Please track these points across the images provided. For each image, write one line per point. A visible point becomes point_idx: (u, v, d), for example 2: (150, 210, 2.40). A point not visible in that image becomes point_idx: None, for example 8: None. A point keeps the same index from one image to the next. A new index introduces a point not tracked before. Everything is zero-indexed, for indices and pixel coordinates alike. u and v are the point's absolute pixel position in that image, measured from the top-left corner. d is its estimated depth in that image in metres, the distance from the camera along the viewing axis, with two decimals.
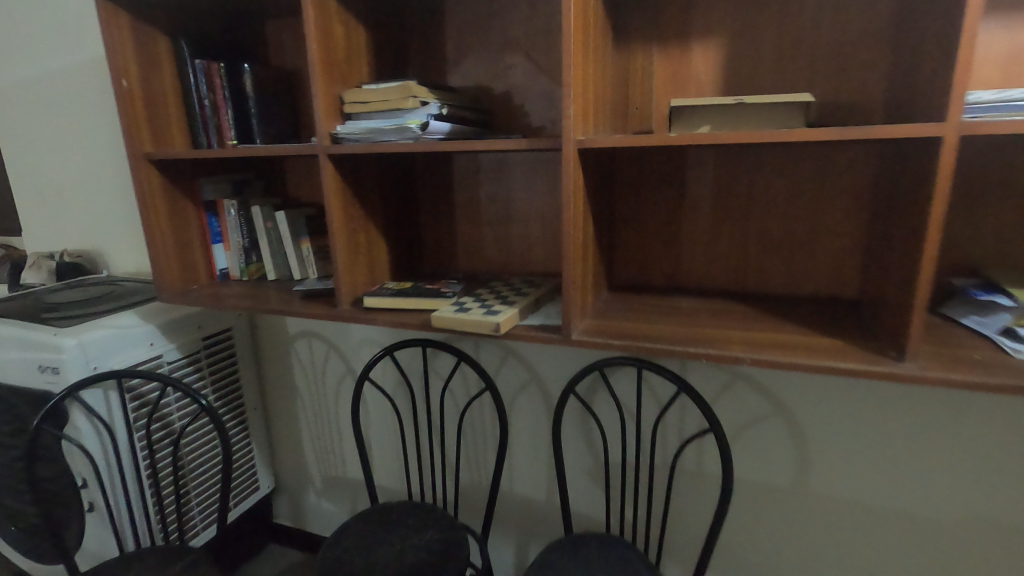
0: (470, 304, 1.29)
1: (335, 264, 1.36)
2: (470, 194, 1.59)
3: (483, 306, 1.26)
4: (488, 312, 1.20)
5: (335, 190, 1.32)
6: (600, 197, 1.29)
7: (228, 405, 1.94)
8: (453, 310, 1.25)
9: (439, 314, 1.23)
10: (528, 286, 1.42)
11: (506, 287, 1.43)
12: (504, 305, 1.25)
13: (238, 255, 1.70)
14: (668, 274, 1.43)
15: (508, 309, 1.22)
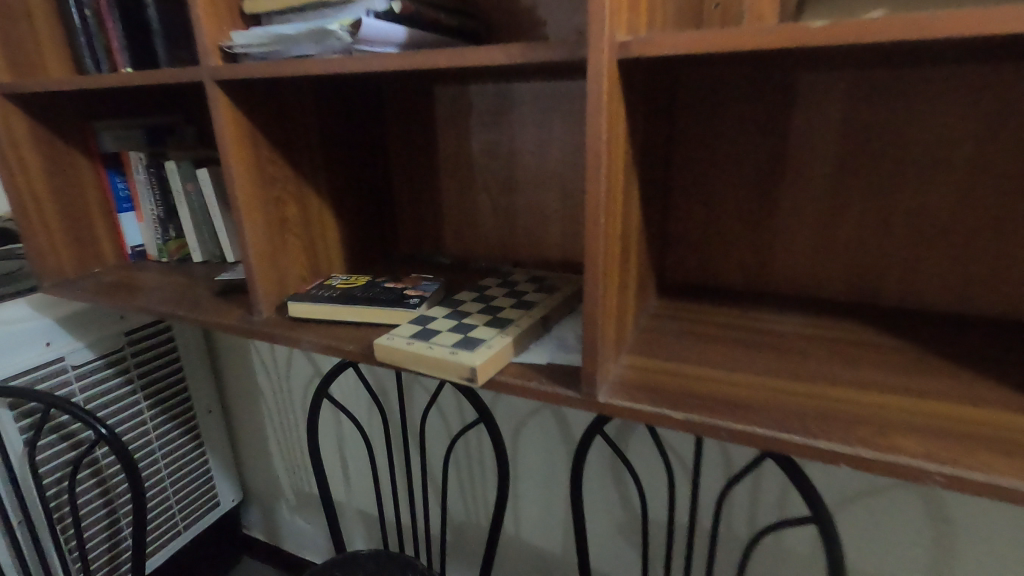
0: (441, 321, 0.82)
1: (244, 252, 0.91)
2: (458, 148, 1.11)
3: (458, 329, 0.79)
4: (460, 344, 0.74)
5: (235, 140, 0.85)
6: (650, 152, 0.79)
7: (169, 411, 1.57)
8: (411, 334, 0.79)
9: (385, 341, 0.77)
10: (534, 287, 0.94)
11: (501, 288, 0.95)
12: (491, 329, 0.78)
13: (154, 227, 1.26)
14: (750, 273, 0.93)
15: (494, 339, 0.75)
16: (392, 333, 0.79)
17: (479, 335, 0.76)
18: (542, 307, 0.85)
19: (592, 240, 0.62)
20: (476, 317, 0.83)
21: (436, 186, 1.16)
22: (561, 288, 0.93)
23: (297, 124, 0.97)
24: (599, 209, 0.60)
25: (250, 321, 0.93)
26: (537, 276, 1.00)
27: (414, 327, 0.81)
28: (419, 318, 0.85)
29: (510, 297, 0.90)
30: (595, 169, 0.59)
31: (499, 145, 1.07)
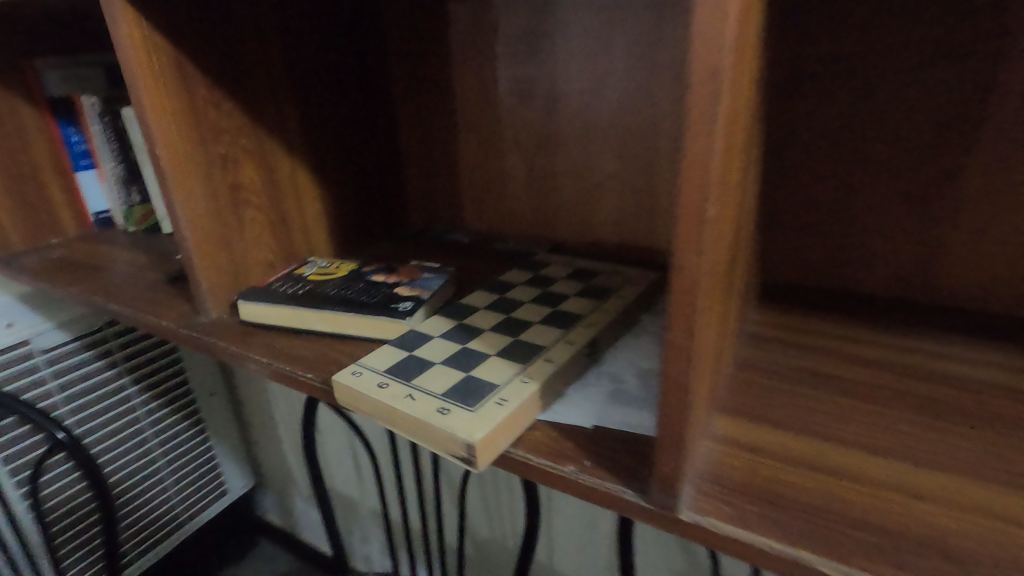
0: (438, 346, 0.55)
1: (179, 233, 0.66)
2: (480, 87, 0.82)
3: (459, 362, 0.52)
4: (456, 394, 0.47)
5: (148, 73, 0.59)
6: (772, 84, 0.48)
7: (163, 394, 1.37)
8: (390, 367, 0.52)
9: (349, 378, 0.51)
10: (577, 289, 0.66)
11: (530, 287, 0.67)
12: (508, 366, 0.50)
13: (117, 189, 1.04)
14: (905, 274, 0.62)
15: (510, 388, 0.47)
16: (363, 362, 0.53)
17: (488, 379, 0.49)
18: (588, 326, 0.56)
19: (685, 247, 0.33)
20: (489, 339, 0.56)
21: (453, 139, 0.88)
22: (617, 291, 0.64)
23: (253, 52, 0.70)
24: (706, 187, 0.31)
25: (193, 324, 0.69)
26: (583, 269, 0.71)
27: (398, 354, 0.54)
28: (408, 336, 0.58)
29: (541, 305, 0.62)
30: (702, 108, 0.30)
31: (536, 82, 0.77)
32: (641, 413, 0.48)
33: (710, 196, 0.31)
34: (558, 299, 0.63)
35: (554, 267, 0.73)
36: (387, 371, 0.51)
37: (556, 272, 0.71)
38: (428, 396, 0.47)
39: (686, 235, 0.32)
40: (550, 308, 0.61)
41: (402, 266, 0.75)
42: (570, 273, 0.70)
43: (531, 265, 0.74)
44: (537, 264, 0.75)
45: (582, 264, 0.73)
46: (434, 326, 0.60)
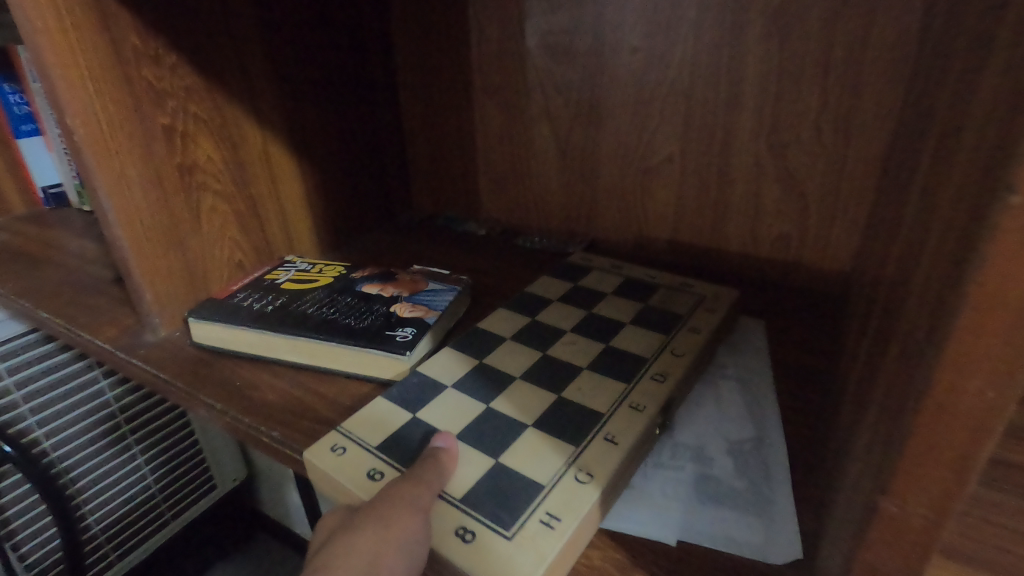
0: (452, 404, 0.40)
1: (110, 231, 0.50)
2: (504, 41, 0.64)
3: (480, 437, 0.36)
4: (480, 503, 0.31)
5: (49, 13, 0.43)
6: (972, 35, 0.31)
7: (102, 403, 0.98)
8: (387, 441, 0.37)
9: (329, 461, 0.36)
10: (631, 314, 0.50)
11: (568, 308, 0.51)
12: (555, 449, 0.35)
13: (69, 160, 0.87)
14: None
15: (561, 494, 0.32)
16: (348, 429, 0.38)
17: (525, 472, 0.33)
18: (660, 379, 0.41)
19: (974, 359, 0.17)
20: (523, 396, 0.40)
21: (466, 107, 0.71)
22: (686, 319, 0.48)
23: None
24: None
25: (135, 346, 0.54)
26: (636, 281, 0.55)
27: (398, 416, 0.39)
28: (412, 383, 0.42)
29: (588, 338, 0.46)
30: None
31: (577, 34, 0.59)
32: (745, 519, 0.34)
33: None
34: (609, 330, 0.47)
35: (598, 277, 0.56)
36: (381, 450, 0.36)
37: (601, 285, 0.55)
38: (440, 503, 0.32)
39: (978, 336, 0.16)
40: (600, 345, 0.45)
41: (402, 271, 0.59)
42: (620, 287, 0.54)
43: (568, 274, 0.57)
44: (574, 270, 0.58)
45: (631, 273, 0.57)
46: (442, 368, 0.44)
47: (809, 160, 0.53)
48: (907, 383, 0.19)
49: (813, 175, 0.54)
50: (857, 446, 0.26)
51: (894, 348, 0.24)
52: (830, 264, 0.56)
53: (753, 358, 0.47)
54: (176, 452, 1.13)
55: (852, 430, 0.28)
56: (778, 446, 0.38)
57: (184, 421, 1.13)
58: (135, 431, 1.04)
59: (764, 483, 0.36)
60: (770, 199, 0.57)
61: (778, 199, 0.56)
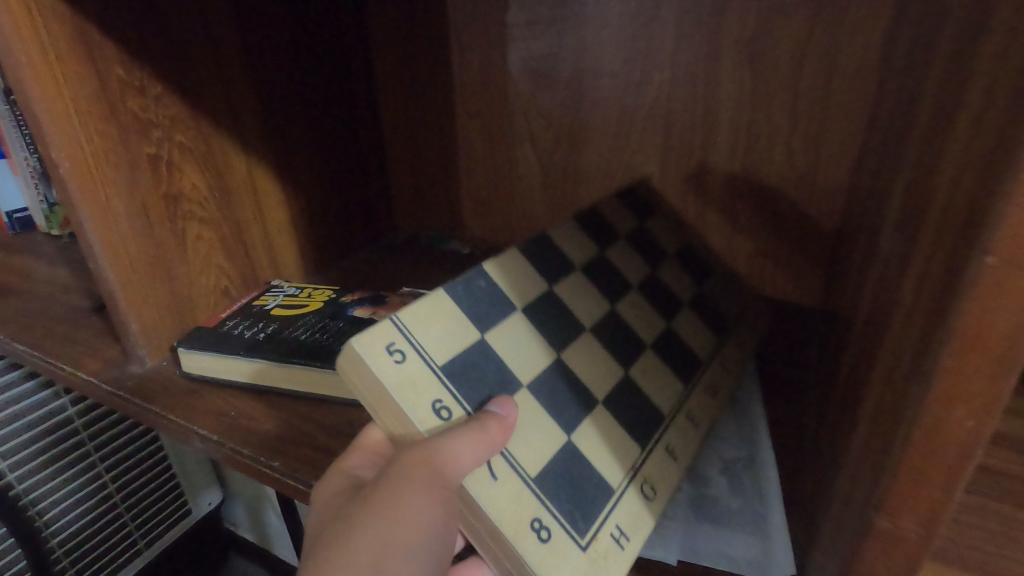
0: (522, 336, 0.36)
1: (94, 261, 0.49)
2: (485, 65, 0.65)
3: (552, 409, 0.34)
4: (559, 498, 0.32)
5: (33, 46, 0.42)
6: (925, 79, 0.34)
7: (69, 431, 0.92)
8: (453, 362, 0.32)
9: (391, 373, 0.29)
10: (691, 296, 0.51)
11: (636, 256, 0.49)
12: (620, 448, 0.36)
13: (36, 185, 0.83)
14: None
15: (627, 506, 0.34)
16: (410, 326, 0.31)
17: (600, 468, 0.34)
18: (710, 393, 0.44)
19: (965, 395, 0.19)
20: (591, 360, 0.39)
21: (449, 130, 0.72)
22: (732, 333, 0.51)
23: (192, 16, 0.52)
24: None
25: (122, 378, 0.54)
26: (692, 252, 0.55)
27: (466, 334, 0.33)
28: (481, 290, 0.36)
29: (650, 309, 0.46)
30: None
31: (557, 60, 0.61)
32: (742, 537, 0.36)
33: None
34: (665, 308, 0.48)
35: (659, 227, 0.54)
36: (450, 375, 0.31)
37: (663, 242, 0.53)
38: (522, 484, 0.31)
39: (964, 375, 0.18)
40: (662, 325, 0.46)
41: (393, 293, 0.60)
42: (681, 254, 0.54)
43: (635, 207, 0.53)
44: (642, 202, 0.54)
45: (688, 239, 0.57)
46: (512, 279, 0.38)
47: (781, 181, 0.57)
48: (898, 411, 0.21)
49: (785, 194, 0.57)
50: (847, 463, 0.28)
51: (877, 374, 0.26)
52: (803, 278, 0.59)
53: (739, 374, 0.50)
54: (149, 478, 1.07)
55: (840, 446, 0.30)
56: (770, 464, 0.41)
57: (159, 448, 1.07)
58: (107, 460, 0.98)
59: (758, 500, 0.38)
60: (745, 218, 0.59)
61: (752, 217, 0.59)
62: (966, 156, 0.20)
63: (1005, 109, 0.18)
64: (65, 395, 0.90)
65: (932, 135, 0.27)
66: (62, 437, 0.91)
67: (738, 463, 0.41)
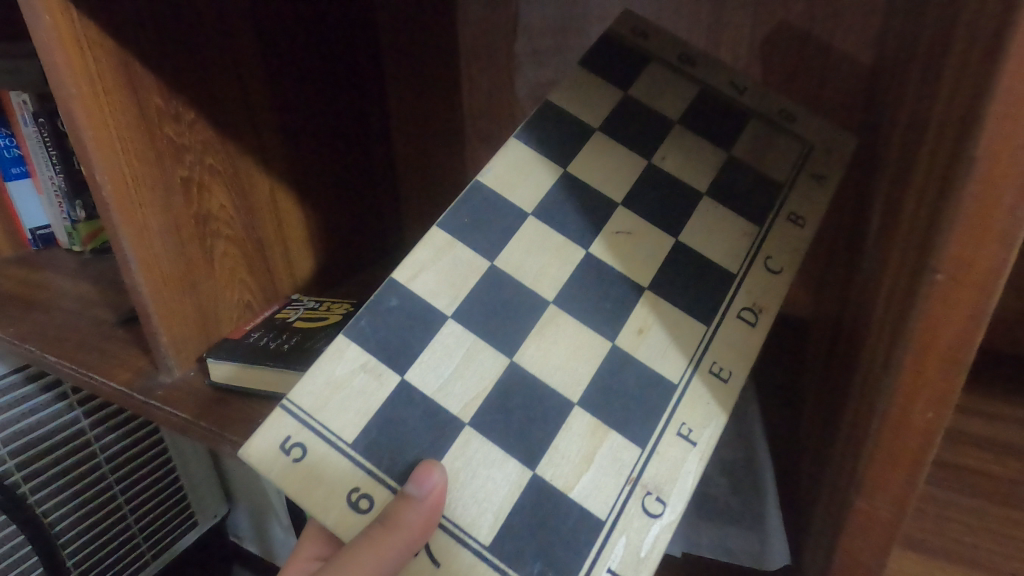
0: (455, 353, 0.38)
1: (131, 278, 0.52)
2: (494, 89, 0.69)
3: (505, 436, 0.36)
4: (528, 565, 0.34)
5: (83, 80, 0.44)
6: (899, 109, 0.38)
7: (79, 441, 0.92)
8: (357, 436, 0.36)
9: (297, 475, 0.35)
10: (710, 174, 0.46)
11: (616, 148, 0.46)
12: (609, 461, 0.36)
13: (58, 204, 0.83)
14: (1000, 324, 0.53)
15: (620, 543, 0.35)
16: (309, 416, 0.36)
17: (584, 501, 0.35)
18: (750, 319, 0.41)
19: (920, 390, 0.22)
20: (566, 338, 0.39)
21: (458, 151, 0.75)
22: (780, 207, 0.45)
23: (222, 46, 0.55)
24: (985, 310, 0.20)
25: (152, 388, 0.56)
26: (711, 99, 0.49)
27: (382, 381, 0.37)
28: (395, 316, 0.39)
29: (646, 230, 0.43)
30: (993, 202, 0.18)
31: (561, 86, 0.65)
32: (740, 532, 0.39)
33: (985, 324, 0.20)
34: (679, 214, 0.44)
35: (652, 86, 0.49)
36: (362, 451, 0.36)
37: (662, 110, 0.48)
38: (478, 560, 0.34)
39: (924, 376, 0.21)
40: (667, 245, 0.43)
41: None
42: (688, 117, 0.48)
43: (619, 73, 0.49)
44: (634, 65, 0.49)
45: (702, 78, 0.50)
46: (455, 272, 0.40)
47: None
48: (871, 409, 0.24)
49: None
50: (833, 459, 0.30)
51: (855, 374, 0.29)
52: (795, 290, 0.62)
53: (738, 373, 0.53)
54: (158, 488, 1.07)
55: (827, 443, 0.33)
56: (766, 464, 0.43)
57: (165, 460, 1.07)
58: (118, 473, 0.99)
59: (755, 497, 0.41)
60: None
61: None
62: (919, 188, 0.23)
63: (946, 148, 0.21)
64: (79, 407, 0.91)
65: (901, 161, 0.30)
66: (74, 447, 0.91)
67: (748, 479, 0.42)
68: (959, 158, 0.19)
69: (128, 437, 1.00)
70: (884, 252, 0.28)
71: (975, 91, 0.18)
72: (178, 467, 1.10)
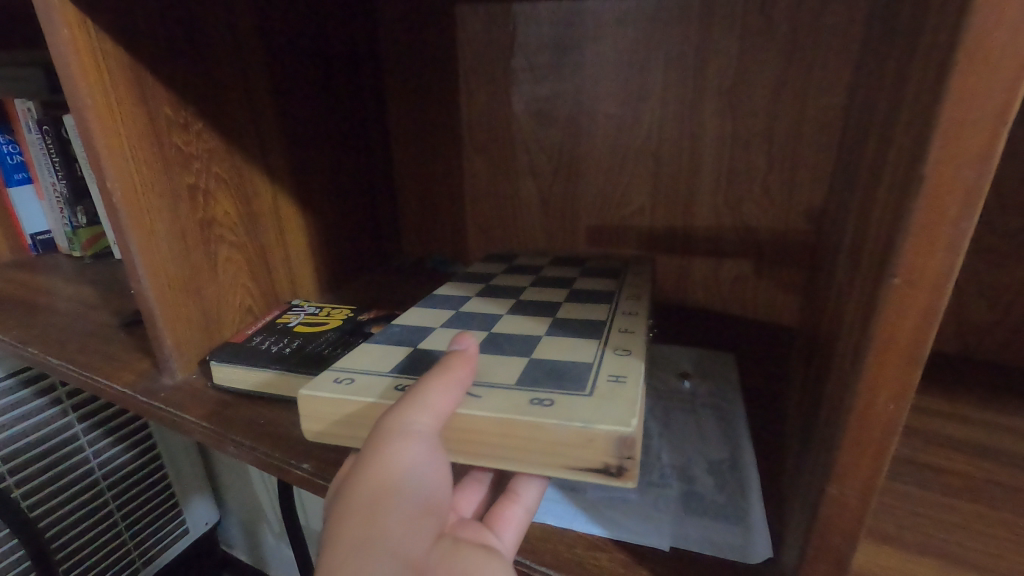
0: (447, 335, 0.45)
1: (137, 282, 0.52)
2: (491, 105, 0.71)
3: (499, 348, 0.42)
4: (545, 382, 0.36)
5: (97, 90, 0.46)
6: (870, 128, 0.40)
7: (72, 447, 0.91)
8: (391, 363, 0.41)
9: (342, 388, 0.38)
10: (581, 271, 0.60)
11: (514, 275, 0.60)
12: (582, 345, 0.41)
13: (59, 209, 0.84)
14: (972, 332, 0.56)
15: (612, 364, 0.38)
16: (343, 368, 0.41)
17: (569, 358, 0.39)
18: (635, 297, 0.51)
19: (882, 384, 0.24)
20: (523, 320, 0.47)
21: (455, 163, 0.77)
22: (626, 272, 0.59)
23: (230, 60, 0.57)
24: (937, 313, 0.22)
25: (155, 390, 0.57)
26: (567, 255, 0.67)
27: (398, 349, 0.43)
28: (395, 332, 0.47)
29: (550, 287, 0.55)
30: (944, 215, 0.21)
31: (557, 102, 0.67)
32: (726, 526, 0.40)
33: (937, 324, 0.22)
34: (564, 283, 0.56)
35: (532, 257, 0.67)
36: (395, 370, 0.40)
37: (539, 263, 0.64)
38: (504, 388, 0.36)
39: (886, 372, 0.23)
40: (565, 289, 0.55)
41: (389, 311, 0.64)
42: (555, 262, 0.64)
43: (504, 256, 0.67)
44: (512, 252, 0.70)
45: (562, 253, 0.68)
46: (422, 312, 0.50)
47: (758, 211, 0.62)
48: (841, 404, 0.26)
49: (761, 222, 0.63)
50: (809, 454, 0.32)
51: (828, 374, 0.31)
52: (780, 301, 0.65)
53: (724, 382, 0.55)
54: (148, 495, 1.06)
55: (805, 439, 0.35)
56: (751, 466, 0.45)
57: (159, 466, 1.07)
58: (110, 478, 0.98)
59: (741, 497, 0.42)
60: (729, 246, 0.65)
61: (735, 247, 0.65)
62: (880, 202, 0.26)
63: (902, 165, 0.23)
64: (72, 412, 0.91)
65: (864, 177, 0.33)
66: (66, 454, 0.90)
67: (736, 487, 0.43)
68: (912, 178, 0.21)
69: (119, 443, 0.99)
70: (853, 262, 0.31)
71: (924, 116, 0.21)
72: (172, 473, 1.09)
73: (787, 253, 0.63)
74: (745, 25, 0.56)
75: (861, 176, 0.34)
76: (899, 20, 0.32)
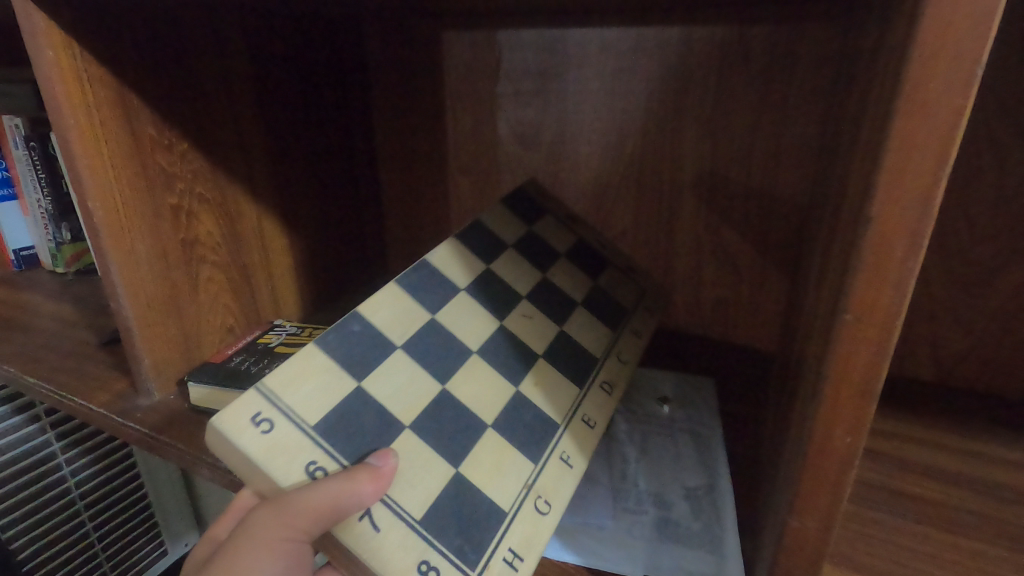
0: (405, 364, 0.37)
1: (115, 302, 0.52)
2: (476, 127, 0.72)
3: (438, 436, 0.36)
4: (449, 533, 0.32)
5: (81, 112, 0.46)
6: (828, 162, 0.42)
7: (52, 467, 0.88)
8: (287, 402, 0.32)
9: (257, 448, 0.30)
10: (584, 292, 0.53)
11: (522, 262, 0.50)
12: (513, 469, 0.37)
13: (43, 226, 0.83)
14: (946, 358, 0.56)
15: None
16: (275, 394, 0.32)
17: (491, 495, 0.35)
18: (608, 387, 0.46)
19: (838, 416, 0.24)
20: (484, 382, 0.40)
21: (440, 183, 0.78)
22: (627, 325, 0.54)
23: (216, 81, 0.58)
24: (887, 347, 0.22)
25: (131, 410, 0.56)
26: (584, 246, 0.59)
27: (342, 384, 0.34)
28: (357, 336, 0.37)
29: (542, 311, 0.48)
30: (890, 250, 0.21)
31: (541, 127, 0.68)
32: (699, 554, 0.40)
33: (888, 360, 0.22)
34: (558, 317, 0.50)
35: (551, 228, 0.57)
36: (323, 432, 0.32)
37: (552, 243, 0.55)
38: (409, 529, 0.32)
39: (841, 405, 0.24)
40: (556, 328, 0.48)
41: None
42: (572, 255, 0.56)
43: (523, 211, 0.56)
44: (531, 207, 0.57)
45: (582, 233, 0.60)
46: (390, 304, 0.39)
47: (737, 237, 0.63)
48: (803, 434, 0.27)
49: (740, 246, 0.63)
50: (778, 482, 0.32)
51: (795, 405, 0.31)
52: (759, 324, 0.65)
53: (702, 408, 0.55)
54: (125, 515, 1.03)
55: (775, 467, 0.35)
56: (727, 490, 0.45)
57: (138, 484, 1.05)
58: (88, 497, 0.96)
59: (715, 522, 0.42)
60: (708, 270, 0.66)
61: (715, 271, 0.65)
62: (839, 235, 0.26)
63: (855, 204, 0.23)
64: (51, 430, 0.88)
65: (828, 206, 0.34)
66: (45, 474, 0.88)
67: (712, 513, 0.43)
68: (862, 216, 0.22)
69: (98, 463, 0.97)
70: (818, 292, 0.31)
71: (874, 158, 0.21)
72: (151, 494, 1.08)
73: (768, 280, 0.63)
74: (723, 57, 0.58)
75: (827, 207, 0.34)
76: (858, 61, 0.33)
